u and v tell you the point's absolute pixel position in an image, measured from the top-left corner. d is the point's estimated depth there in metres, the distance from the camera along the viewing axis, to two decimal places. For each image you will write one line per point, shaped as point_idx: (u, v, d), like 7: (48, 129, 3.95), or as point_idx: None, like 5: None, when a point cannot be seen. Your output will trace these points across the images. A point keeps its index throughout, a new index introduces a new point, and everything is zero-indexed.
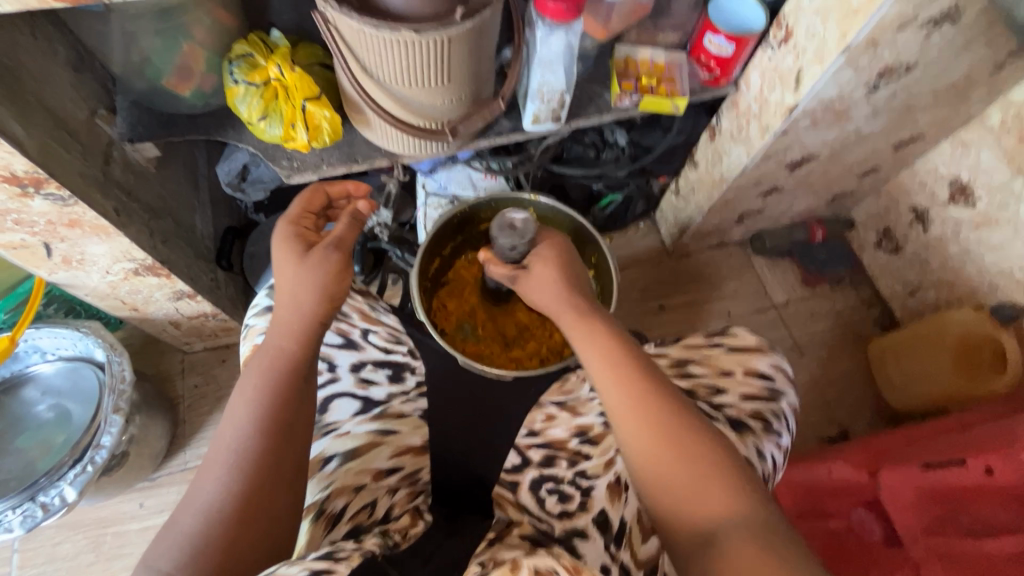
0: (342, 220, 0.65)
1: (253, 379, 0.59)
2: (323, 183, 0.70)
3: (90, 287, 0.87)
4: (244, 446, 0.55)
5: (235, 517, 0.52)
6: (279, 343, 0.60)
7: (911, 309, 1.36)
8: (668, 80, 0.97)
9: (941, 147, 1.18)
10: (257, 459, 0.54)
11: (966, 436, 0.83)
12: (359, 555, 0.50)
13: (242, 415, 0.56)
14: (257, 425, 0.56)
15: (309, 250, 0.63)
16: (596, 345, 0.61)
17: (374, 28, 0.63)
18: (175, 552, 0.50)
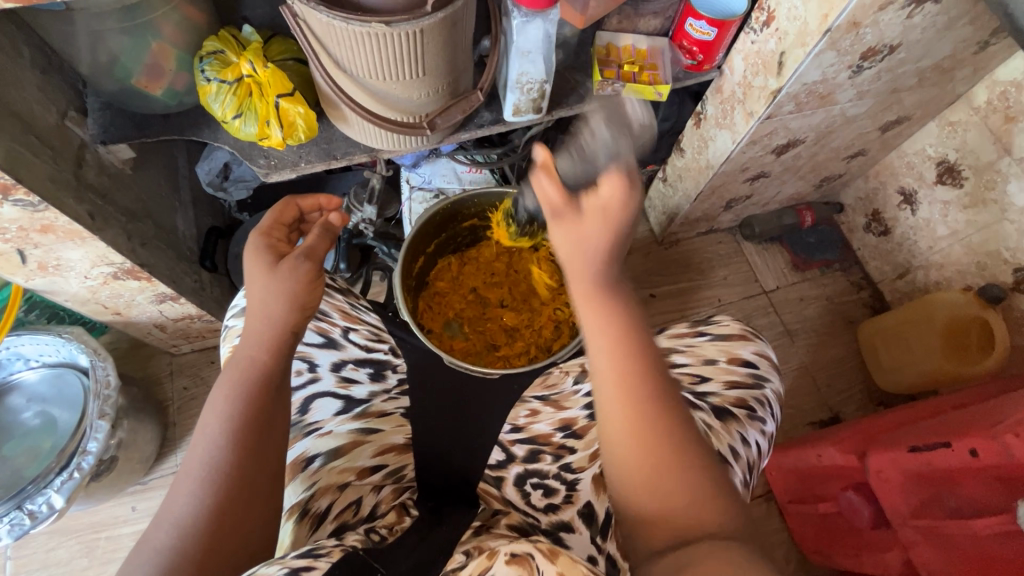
0: (313, 232, 0.65)
1: (223, 391, 0.58)
2: (294, 197, 0.70)
3: (70, 293, 0.86)
4: (213, 460, 0.54)
5: (204, 532, 0.51)
6: (250, 354, 0.59)
7: (900, 291, 1.36)
8: (649, 67, 0.96)
9: (929, 128, 1.17)
10: (228, 469, 0.54)
11: (953, 418, 0.84)
12: (340, 550, 0.50)
13: (212, 428, 0.56)
14: (227, 436, 0.55)
15: (280, 260, 0.62)
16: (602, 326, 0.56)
17: (343, 21, 0.62)
18: (146, 566, 0.50)
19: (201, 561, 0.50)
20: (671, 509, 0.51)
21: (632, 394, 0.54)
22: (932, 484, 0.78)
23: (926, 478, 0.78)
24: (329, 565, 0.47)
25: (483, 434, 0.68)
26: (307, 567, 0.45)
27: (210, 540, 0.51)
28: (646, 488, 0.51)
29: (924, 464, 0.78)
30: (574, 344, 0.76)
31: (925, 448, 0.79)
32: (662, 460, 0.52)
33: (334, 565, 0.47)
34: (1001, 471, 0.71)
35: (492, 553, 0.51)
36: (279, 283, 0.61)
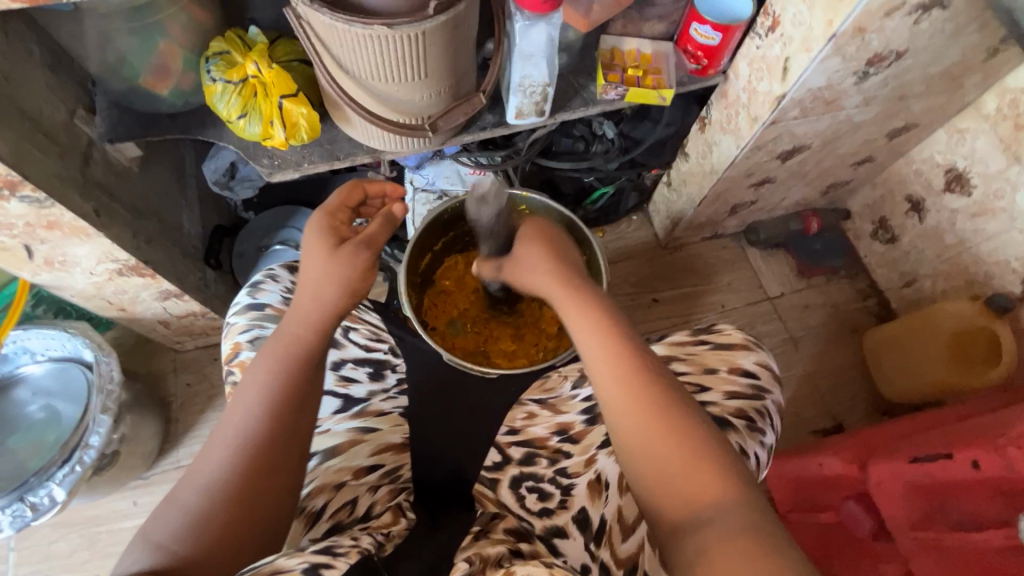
0: (377, 221, 0.66)
1: (265, 362, 0.59)
2: (362, 181, 0.71)
3: (76, 288, 0.88)
4: (247, 429, 0.55)
5: (232, 498, 0.52)
6: (293, 330, 0.60)
7: (907, 300, 1.35)
8: (654, 71, 0.96)
9: (937, 135, 1.16)
10: (260, 440, 0.54)
11: (956, 429, 0.83)
12: (356, 552, 0.51)
13: (249, 398, 0.56)
14: (265, 406, 0.56)
15: (340, 245, 0.63)
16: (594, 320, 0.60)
17: (346, 23, 0.62)
18: (172, 527, 0.50)
19: (223, 529, 0.51)
20: (686, 491, 0.51)
21: (631, 380, 0.56)
22: (931, 496, 0.77)
23: (925, 488, 0.77)
24: (348, 565, 0.48)
25: (479, 435, 0.68)
26: (327, 564, 0.47)
27: (235, 509, 0.51)
28: (656, 471, 0.53)
29: (925, 474, 0.77)
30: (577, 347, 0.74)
31: (927, 460, 0.78)
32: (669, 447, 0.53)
33: (351, 565, 0.48)
34: (1004, 484, 0.70)
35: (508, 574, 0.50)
36: (344, 262, 0.62)
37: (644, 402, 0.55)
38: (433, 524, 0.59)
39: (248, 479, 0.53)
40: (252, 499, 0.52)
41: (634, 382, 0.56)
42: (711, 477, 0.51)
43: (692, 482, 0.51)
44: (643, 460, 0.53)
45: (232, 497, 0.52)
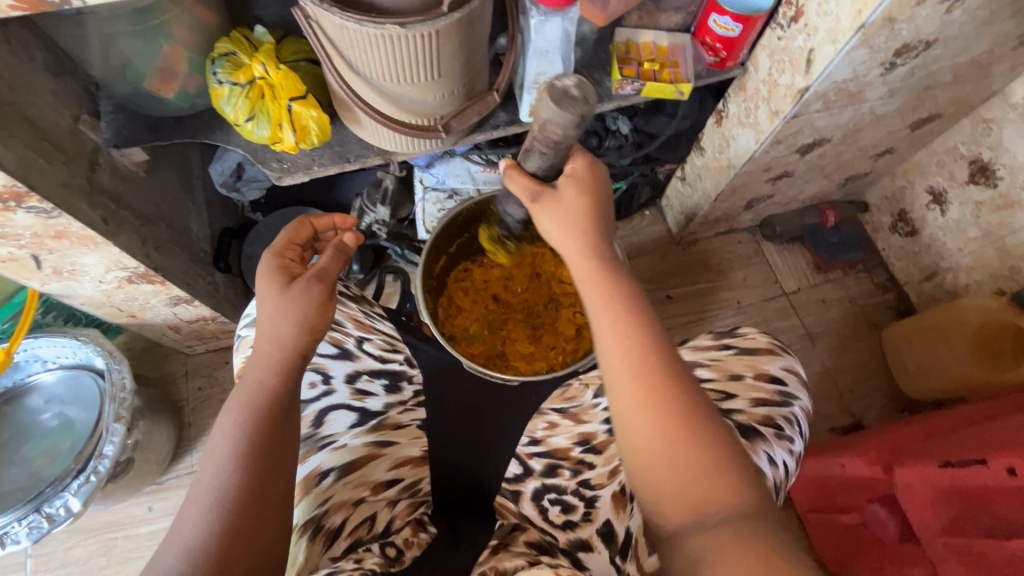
0: (327, 252, 0.62)
1: (233, 414, 0.56)
2: (309, 217, 0.69)
3: (85, 296, 0.87)
4: (222, 481, 0.52)
5: (216, 555, 0.49)
6: (258, 374, 0.57)
7: (927, 294, 1.32)
8: (671, 65, 0.93)
9: (961, 125, 1.13)
10: (238, 489, 0.51)
11: (987, 432, 0.80)
12: None
13: (221, 451, 0.53)
14: (236, 457, 0.53)
15: (291, 282, 0.60)
16: (607, 298, 0.59)
17: (357, 23, 0.60)
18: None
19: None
20: (675, 478, 0.50)
21: (633, 351, 0.56)
22: (960, 500, 0.76)
23: (956, 493, 0.76)
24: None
25: (502, 448, 0.66)
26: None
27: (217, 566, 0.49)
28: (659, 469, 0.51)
29: (955, 479, 0.76)
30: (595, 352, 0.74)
31: (958, 464, 0.76)
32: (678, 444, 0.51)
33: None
34: None
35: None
36: (293, 304, 0.58)
37: (640, 382, 0.54)
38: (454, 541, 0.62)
39: (230, 534, 0.50)
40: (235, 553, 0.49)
41: (637, 361, 0.55)
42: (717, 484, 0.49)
43: (682, 466, 0.51)
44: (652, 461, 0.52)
45: (216, 552, 0.49)
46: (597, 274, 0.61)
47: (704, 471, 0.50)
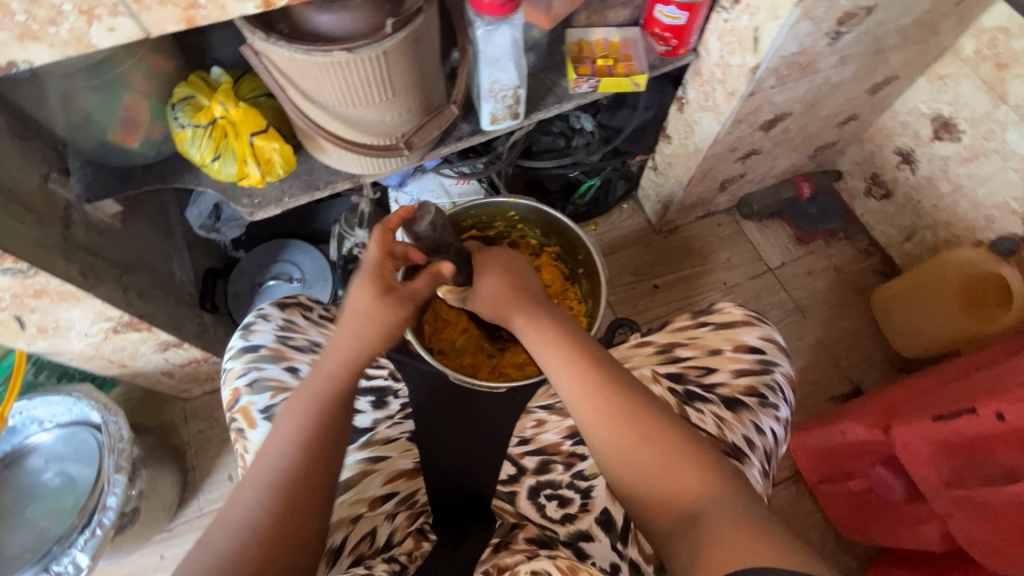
0: (423, 278, 0.65)
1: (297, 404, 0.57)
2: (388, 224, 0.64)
3: (74, 351, 0.87)
4: (278, 469, 0.52)
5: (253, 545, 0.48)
6: (331, 372, 0.59)
7: (909, 254, 1.33)
8: (624, 59, 0.95)
9: (918, 85, 1.15)
10: (294, 475, 0.52)
11: (976, 380, 0.80)
12: None
13: (285, 434, 0.54)
14: (298, 445, 0.54)
15: (390, 291, 0.61)
16: (548, 339, 0.61)
17: (305, 53, 0.62)
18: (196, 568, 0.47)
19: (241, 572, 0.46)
20: (657, 495, 0.51)
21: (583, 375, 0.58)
22: (961, 452, 0.75)
23: (956, 446, 0.75)
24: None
25: (491, 449, 0.64)
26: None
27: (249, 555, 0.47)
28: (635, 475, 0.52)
29: (953, 432, 0.75)
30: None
31: (952, 416, 0.75)
32: (649, 450, 0.52)
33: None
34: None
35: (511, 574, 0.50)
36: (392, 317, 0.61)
37: (616, 419, 0.54)
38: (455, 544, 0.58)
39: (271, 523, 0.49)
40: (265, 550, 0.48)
41: (602, 405, 0.55)
42: (691, 479, 0.50)
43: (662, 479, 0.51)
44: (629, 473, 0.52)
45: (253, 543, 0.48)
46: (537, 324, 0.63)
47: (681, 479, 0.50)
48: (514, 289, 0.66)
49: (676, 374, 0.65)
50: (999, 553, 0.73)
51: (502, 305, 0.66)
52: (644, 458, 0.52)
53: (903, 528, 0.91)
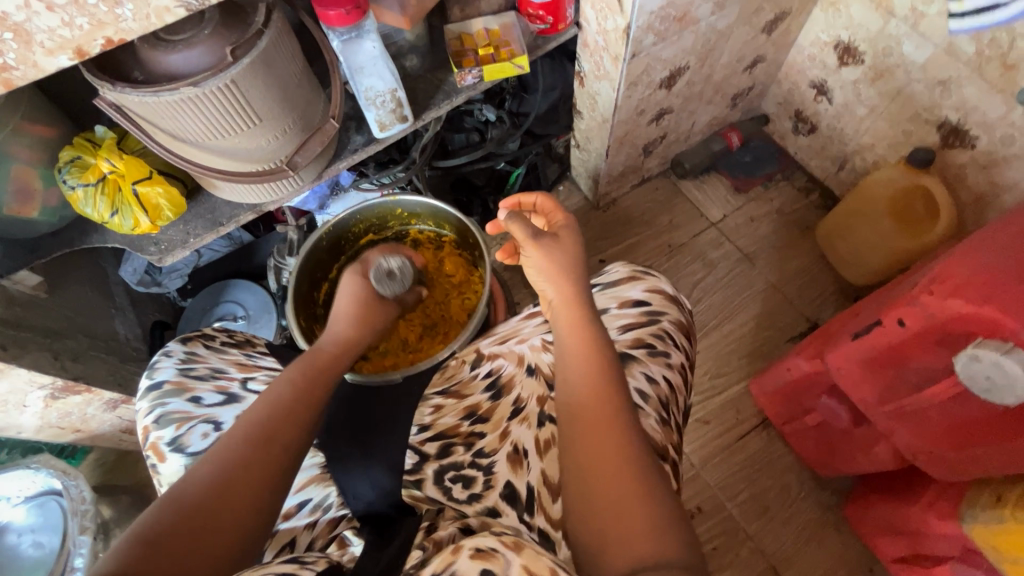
0: None
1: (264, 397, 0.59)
2: None
3: (20, 424, 0.90)
4: (241, 447, 0.55)
5: (191, 511, 0.50)
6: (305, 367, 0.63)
7: (846, 182, 1.33)
8: (504, 45, 0.96)
9: (814, 15, 1.15)
10: (249, 454, 0.54)
11: (889, 292, 0.80)
12: (325, 560, 0.51)
13: (247, 421, 0.57)
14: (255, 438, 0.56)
15: None
16: (578, 334, 0.58)
17: (153, 95, 0.63)
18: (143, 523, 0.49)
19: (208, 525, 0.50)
20: (614, 512, 0.49)
21: (595, 386, 0.55)
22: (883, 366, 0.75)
23: (876, 361, 0.75)
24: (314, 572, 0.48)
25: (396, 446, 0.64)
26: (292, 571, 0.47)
27: (187, 527, 0.49)
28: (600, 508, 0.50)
29: (869, 347, 0.75)
30: (470, 331, 0.78)
31: (865, 332, 0.75)
32: (623, 486, 0.50)
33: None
34: (930, 333, 0.67)
35: (456, 548, 0.48)
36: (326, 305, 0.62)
37: (609, 448, 0.52)
38: (382, 541, 0.54)
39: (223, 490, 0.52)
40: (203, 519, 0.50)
41: (579, 409, 0.54)
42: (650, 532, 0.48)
43: (608, 487, 0.50)
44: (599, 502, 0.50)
45: (203, 506, 0.51)
46: (578, 320, 0.59)
47: (626, 498, 0.49)
48: (561, 268, 0.61)
49: None
50: (932, 457, 0.74)
51: (547, 279, 0.62)
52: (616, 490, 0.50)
53: (857, 451, 0.91)
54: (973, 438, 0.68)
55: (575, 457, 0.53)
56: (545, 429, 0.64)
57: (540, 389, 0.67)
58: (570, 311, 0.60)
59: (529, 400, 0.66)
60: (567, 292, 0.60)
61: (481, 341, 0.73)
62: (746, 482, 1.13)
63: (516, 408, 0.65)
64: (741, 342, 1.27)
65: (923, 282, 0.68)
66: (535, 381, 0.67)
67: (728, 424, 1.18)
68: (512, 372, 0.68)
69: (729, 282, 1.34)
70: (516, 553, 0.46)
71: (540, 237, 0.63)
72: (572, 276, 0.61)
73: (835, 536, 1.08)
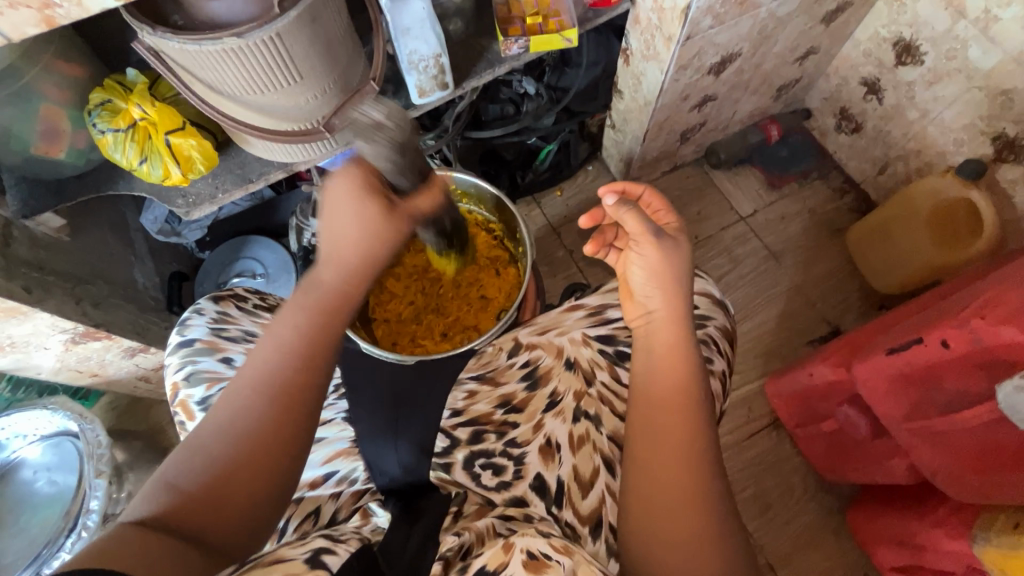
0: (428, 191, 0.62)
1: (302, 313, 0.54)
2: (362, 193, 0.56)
3: (40, 365, 0.90)
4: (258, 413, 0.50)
5: (221, 457, 0.48)
6: (332, 280, 0.56)
7: (884, 187, 1.29)
8: (554, 15, 0.91)
9: (877, 8, 1.09)
10: (281, 382, 0.51)
11: (932, 310, 0.78)
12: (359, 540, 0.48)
13: (275, 347, 0.53)
14: (280, 369, 0.52)
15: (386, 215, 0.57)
16: (670, 338, 0.60)
17: (196, 44, 0.61)
18: (181, 464, 0.48)
19: (231, 468, 0.48)
20: (666, 507, 0.53)
21: (677, 389, 0.57)
22: (915, 384, 0.74)
23: (909, 378, 0.75)
24: (349, 551, 0.45)
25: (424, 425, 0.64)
26: (327, 550, 0.44)
27: (215, 474, 0.48)
28: (654, 496, 0.54)
29: (904, 364, 0.74)
30: (497, 330, 0.79)
31: (903, 348, 0.74)
32: (682, 478, 0.53)
33: (353, 553, 0.45)
34: (976, 358, 0.66)
35: (507, 545, 0.49)
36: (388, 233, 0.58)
37: (680, 450, 0.54)
38: (412, 519, 0.53)
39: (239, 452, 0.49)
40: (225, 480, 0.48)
41: (652, 407, 0.57)
42: (699, 532, 0.52)
43: (681, 523, 0.52)
44: (654, 486, 0.54)
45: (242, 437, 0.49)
46: (677, 343, 0.60)
47: (696, 534, 0.51)
48: (668, 276, 0.61)
49: (607, 336, 0.70)
50: (951, 478, 0.74)
51: (656, 286, 0.61)
52: (673, 481, 0.53)
53: (872, 462, 0.91)
54: (998, 465, 0.67)
55: (637, 484, 0.55)
56: (578, 424, 0.64)
57: (578, 384, 0.67)
58: (672, 321, 0.60)
59: (566, 393, 0.66)
60: (668, 302, 0.61)
61: (520, 330, 0.72)
62: (752, 480, 1.14)
63: (551, 400, 0.65)
64: (758, 342, 1.26)
65: (972, 306, 0.67)
66: (572, 375, 0.67)
67: (740, 422, 1.18)
68: (550, 364, 0.68)
69: (753, 280, 1.31)
70: (565, 557, 0.48)
71: (661, 236, 0.61)
72: (679, 291, 0.61)
73: (834, 540, 1.10)
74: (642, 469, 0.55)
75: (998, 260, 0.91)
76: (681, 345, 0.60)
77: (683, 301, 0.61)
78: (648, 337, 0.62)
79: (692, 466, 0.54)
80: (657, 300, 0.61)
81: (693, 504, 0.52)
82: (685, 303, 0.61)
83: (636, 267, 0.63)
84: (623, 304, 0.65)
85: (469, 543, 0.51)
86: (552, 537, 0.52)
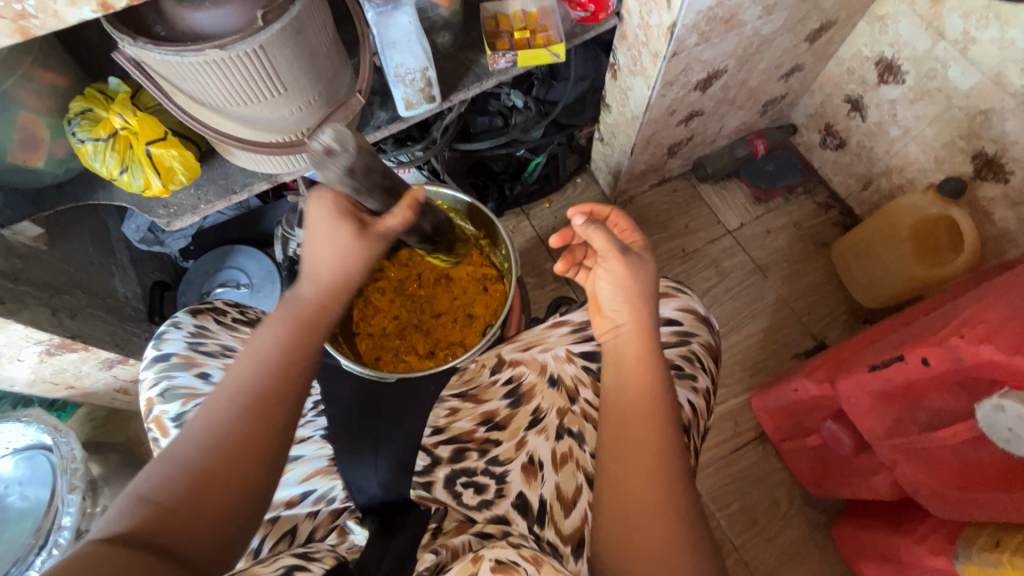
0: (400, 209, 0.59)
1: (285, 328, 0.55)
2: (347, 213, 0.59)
3: (14, 377, 0.88)
4: (221, 421, 0.49)
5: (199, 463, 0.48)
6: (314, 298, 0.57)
7: (868, 203, 1.30)
8: (541, 29, 0.92)
9: (859, 28, 1.11)
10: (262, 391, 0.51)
11: (913, 327, 0.78)
12: (333, 556, 0.48)
13: (262, 354, 0.53)
14: (262, 380, 0.52)
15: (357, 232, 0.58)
16: (642, 356, 0.59)
17: (177, 55, 0.60)
18: (156, 474, 0.47)
19: (209, 477, 0.47)
20: (648, 524, 0.52)
21: (654, 403, 0.57)
22: (897, 401, 0.75)
23: (890, 395, 0.75)
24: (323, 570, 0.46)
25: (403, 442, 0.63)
26: (302, 566, 0.45)
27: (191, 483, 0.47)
28: (631, 510, 0.53)
29: (886, 381, 0.75)
30: (483, 345, 0.78)
31: (885, 365, 0.74)
32: (660, 490, 0.53)
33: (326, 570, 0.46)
34: (954, 377, 0.67)
35: (475, 557, 0.48)
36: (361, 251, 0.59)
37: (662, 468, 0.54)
38: (392, 532, 0.53)
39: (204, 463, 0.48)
40: (190, 494, 0.46)
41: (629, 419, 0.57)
42: (676, 546, 0.51)
43: (654, 538, 0.51)
44: (631, 500, 0.53)
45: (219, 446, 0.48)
46: (649, 356, 0.60)
47: (680, 551, 0.51)
48: (635, 292, 0.61)
49: (590, 352, 0.70)
50: (931, 494, 0.74)
51: (624, 300, 0.61)
52: (650, 494, 0.53)
53: (855, 477, 0.92)
54: (978, 483, 0.67)
55: (613, 498, 0.54)
56: (562, 442, 0.64)
57: (560, 401, 0.67)
58: (639, 340, 0.60)
59: (548, 410, 0.65)
60: (638, 317, 0.61)
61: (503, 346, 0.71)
62: (737, 494, 1.14)
63: (535, 418, 0.65)
64: (744, 355, 1.26)
65: (952, 325, 0.68)
66: (556, 392, 0.67)
67: (726, 435, 1.18)
68: (533, 381, 0.67)
69: (739, 293, 1.32)
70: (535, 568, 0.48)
71: (626, 251, 0.61)
72: (648, 308, 0.61)
73: (819, 555, 1.10)
74: (621, 482, 0.55)
75: (977, 277, 0.93)
76: (652, 364, 0.59)
77: (650, 318, 0.61)
78: (617, 353, 0.61)
79: (667, 478, 0.54)
80: (624, 315, 0.61)
81: (671, 518, 0.52)
82: (653, 322, 0.61)
83: (603, 285, 0.63)
84: (593, 319, 0.65)
85: (444, 561, 0.50)
86: (522, 547, 0.51)
